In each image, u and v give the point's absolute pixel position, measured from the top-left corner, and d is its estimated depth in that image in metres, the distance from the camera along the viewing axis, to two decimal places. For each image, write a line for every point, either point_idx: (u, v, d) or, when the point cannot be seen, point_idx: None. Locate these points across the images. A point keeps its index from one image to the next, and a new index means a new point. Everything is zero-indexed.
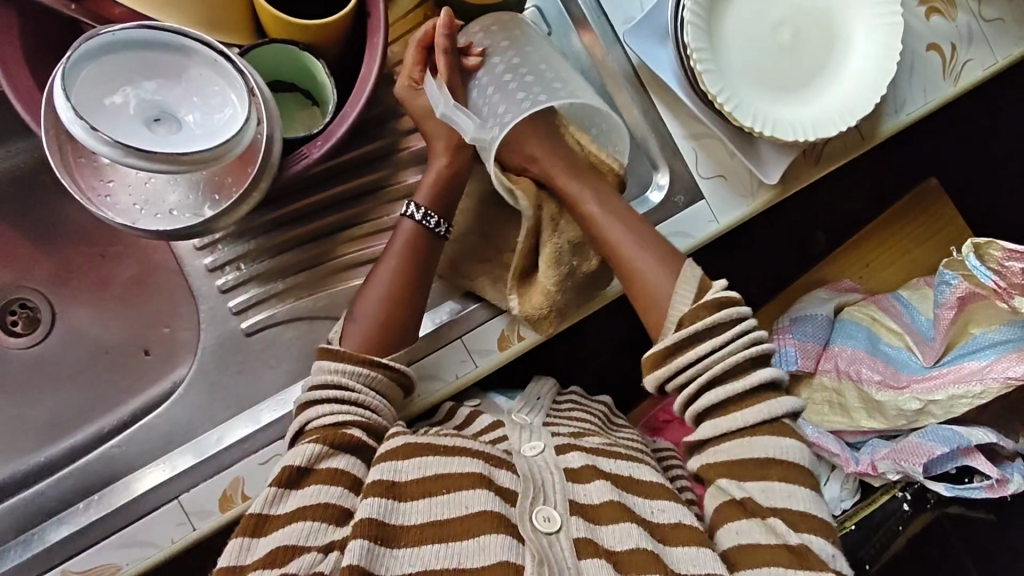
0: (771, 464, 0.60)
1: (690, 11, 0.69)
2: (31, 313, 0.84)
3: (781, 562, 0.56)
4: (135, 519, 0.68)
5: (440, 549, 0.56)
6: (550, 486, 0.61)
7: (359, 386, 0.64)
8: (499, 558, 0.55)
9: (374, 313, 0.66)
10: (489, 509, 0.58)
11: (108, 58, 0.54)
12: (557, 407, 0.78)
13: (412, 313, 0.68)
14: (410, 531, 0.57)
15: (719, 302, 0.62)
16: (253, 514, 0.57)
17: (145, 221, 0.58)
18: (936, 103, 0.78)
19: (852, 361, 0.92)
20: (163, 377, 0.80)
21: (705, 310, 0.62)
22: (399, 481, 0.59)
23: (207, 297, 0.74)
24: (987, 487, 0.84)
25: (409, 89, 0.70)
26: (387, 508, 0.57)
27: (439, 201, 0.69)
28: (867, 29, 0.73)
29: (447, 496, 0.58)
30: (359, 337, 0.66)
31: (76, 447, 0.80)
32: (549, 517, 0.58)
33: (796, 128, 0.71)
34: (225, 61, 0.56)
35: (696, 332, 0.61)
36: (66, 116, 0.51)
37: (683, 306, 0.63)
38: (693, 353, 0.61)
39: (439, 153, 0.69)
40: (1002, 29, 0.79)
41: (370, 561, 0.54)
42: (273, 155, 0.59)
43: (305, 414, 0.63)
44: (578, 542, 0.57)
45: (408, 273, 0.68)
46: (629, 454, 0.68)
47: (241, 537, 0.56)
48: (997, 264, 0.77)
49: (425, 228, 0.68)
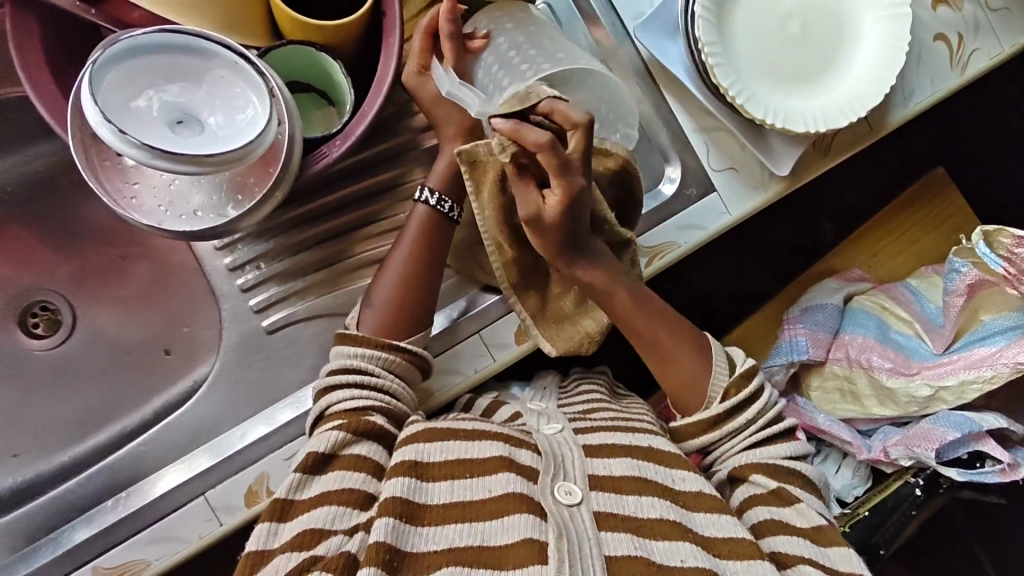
0: (795, 475, 0.67)
1: (700, 5, 0.70)
2: (52, 315, 0.85)
3: (802, 533, 0.63)
4: (162, 515, 0.69)
5: (462, 528, 0.57)
6: (569, 464, 0.62)
7: (378, 370, 0.65)
8: (523, 536, 0.56)
9: (390, 297, 0.68)
10: (512, 490, 0.59)
11: (132, 62, 0.55)
12: (564, 391, 0.81)
13: (428, 297, 0.69)
14: (434, 511, 0.58)
15: (751, 371, 0.71)
16: (279, 500, 0.59)
17: (171, 221, 0.59)
18: (944, 92, 0.79)
19: (863, 349, 0.93)
20: (184, 376, 0.82)
21: (744, 380, 0.70)
22: (423, 461, 0.60)
23: (229, 296, 0.75)
24: (999, 471, 0.85)
25: (416, 75, 0.68)
26: (412, 488, 0.58)
27: (451, 184, 0.70)
28: (875, 20, 0.73)
29: (469, 479, 0.60)
30: (376, 322, 0.67)
31: (100, 446, 0.81)
32: (570, 491, 0.60)
33: (807, 120, 0.72)
34: (246, 63, 0.57)
35: (732, 405, 0.68)
36: (94, 119, 0.52)
37: (723, 378, 0.70)
38: (735, 421, 0.68)
39: (451, 138, 0.70)
40: (1009, 17, 0.79)
41: (396, 538, 0.55)
42: (295, 155, 0.60)
43: (327, 398, 0.64)
44: (599, 513, 0.59)
45: (422, 259, 0.69)
46: (643, 427, 0.70)
47: (268, 521, 0.58)
48: (1006, 251, 0.78)
49: (439, 212, 0.69)
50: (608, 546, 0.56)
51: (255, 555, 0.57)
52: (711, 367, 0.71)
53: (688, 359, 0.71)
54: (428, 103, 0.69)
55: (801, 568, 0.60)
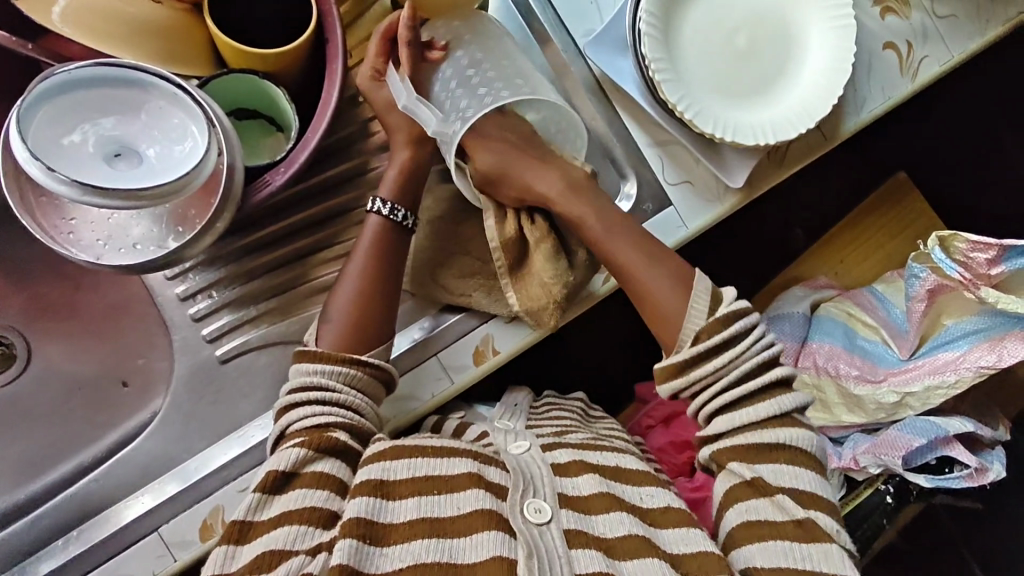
0: (782, 450, 0.62)
1: (645, 22, 0.71)
2: (6, 350, 0.84)
3: (788, 535, 0.59)
4: (114, 553, 0.67)
5: (430, 543, 0.56)
6: (539, 481, 0.62)
7: (338, 386, 0.64)
8: (492, 555, 0.56)
9: (349, 310, 0.67)
10: (482, 507, 0.58)
11: (63, 96, 0.54)
12: (534, 411, 0.80)
13: (386, 308, 0.68)
14: (399, 529, 0.57)
15: (735, 314, 0.64)
16: (237, 521, 0.58)
17: (109, 255, 0.58)
18: (894, 100, 0.79)
19: (831, 357, 0.94)
20: (141, 408, 0.80)
21: (720, 326, 0.64)
22: (389, 480, 0.59)
23: (181, 325, 0.74)
24: (966, 476, 0.85)
25: (371, 79, 0.70)
26: (376, 507, 0.57)
27: (404, 193, 0.70)
28: (822, 31, 0.74)
29: (437, 496, 0.59)
30: (337, 337, 0.66)
31: (55, 482, 0.79)
32: (540, 509, 0.59)
33: (757, 132, 0.72)
34: (184, 94, 0.56)
35: (706, 348, 0.63)
36: (23, 157, 0.51)
37: (697, 323, 0.65)
38: (705, 368, 0.63)
39: (400, 147, 0.70)
40: (956, 25, 0.80)
41: (358, 561, 0.54)
42: (236, 182, 0.59)
43: (289, 416, 0.63)
44: (568, 532, 0.58)
45: (380, 270, 0.68)
46: (616, 448, 0.70)
47: (226, 544, 0.57)
48: (962, 256, 0.78)
49: (392, 222, 0.69)
50: (580, 564, 0.56)
51: None
52: (687, 304, 0.66)
53: (670, 294, 0.67)
54: (383, 109, 0.71)
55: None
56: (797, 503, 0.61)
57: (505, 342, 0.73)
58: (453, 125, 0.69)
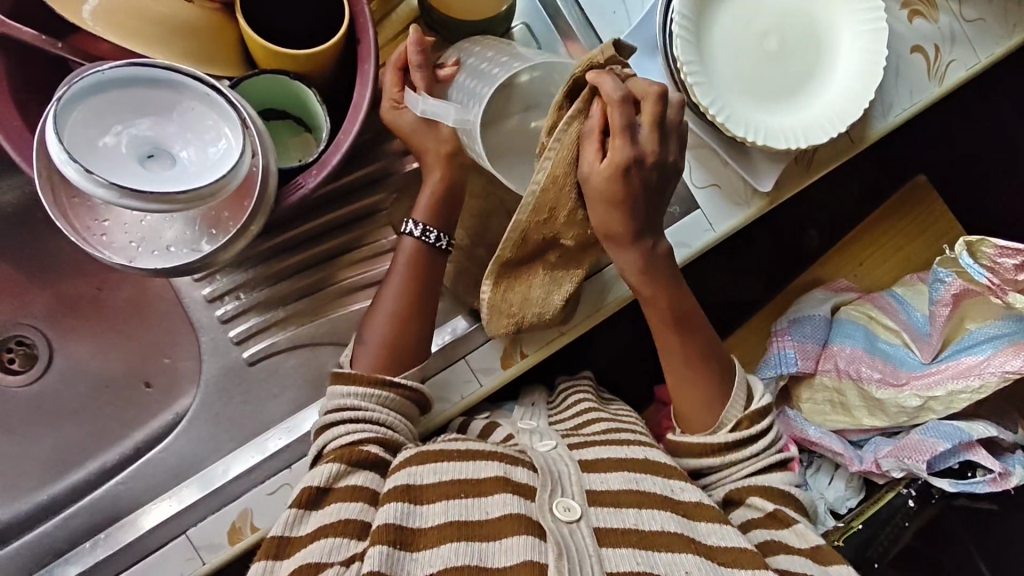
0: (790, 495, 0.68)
1: (678, 24, 0.70)
2: (28, 350, 0.83)
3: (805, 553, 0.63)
4: (143, 556, 0.67)
5: (459, 547, 0.55)
6: (566, 478, 0.61)
7: (369, 405, 0.64)
8: (523, 558, 0.54)
9: (384, 332, 0.67)
10: (511, 511, 0.58)
11: (98, 97, 0.54)
12: (553, 406, 0.80)
13: (422, 328, 0.68)
14: (428, 534, 0.57)
15: (765, 410, 0.70)
16: (275, 537, 0.57)
17: (143, 258, 0.58)
18: (922, 104, 0.79)
19: (852, 360, 0.93)
20: (166, 408, 0.80)
21: (754, 419, 0.69)
22: (417, 484, 0.59)
23: (207, 328, 0.73)
24: (990, 481, 0.85)
25: (392, 110, 0.67)
26: (406, 512, 0.57)
27: (438, 213, 0.68)
28: (853, 34, 0.73)
29: (464, 498, 0.59)
30: (371, 359, 0.66)
31: (79, 484, 0.79)
32: (569, 507, 0.58)
33: (787, 136, 0.72)
34: (217, 95, 0.56)
35: (736, 440, 0.68)
36: (59, 158, 0.51)
37: (735, 414, 0.69)
38: (742, 452, 0.68)
39: (432, 166, 0.67)
40: (984, 29, 0.79)
41: (391, 566, 0.54)
42: (271, 185, 0.59)
43: (323, 437, 0.63)
44: (599, 530, 0.58)
45: (413, 291, 0.67)
46: (638, 440, 0.69)
47: (263, 560, 0.56)
48: (989, 261, 0.78)
49: (426, 244, 0.68)
50: (610, 562, 0.56)
51: None
52: (727, 400, 0.70)
53: (713, 387, 0.70)
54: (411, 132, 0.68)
55: None
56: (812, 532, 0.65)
57: (532, 344, 0.72)
58: (472, 111, 0.62)
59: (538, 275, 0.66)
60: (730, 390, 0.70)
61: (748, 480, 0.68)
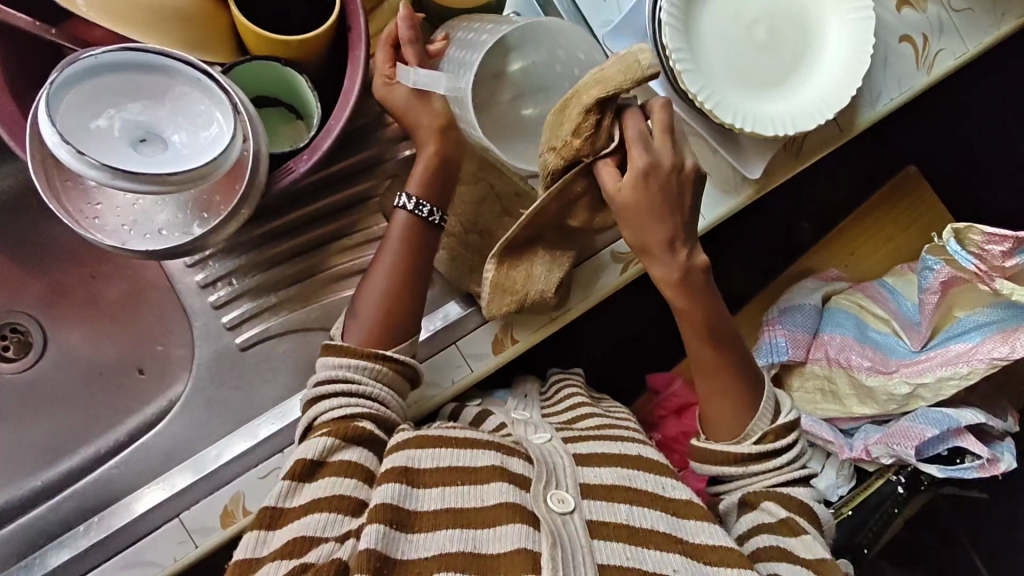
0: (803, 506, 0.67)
1: (667, 12, 0.71)
2: (22, 338, 0.84)
3: (806, 564, 0.63)
4: (136, 539, 0.68)
5: (453, 534, 0.56)
6: (562, 471, 0.62)
7: (364, 379, 0.64)
8: (516, 548, 0.55)
9: (377, 307, 0.67)
10: (506, 501, 0.58)
11: (90, 80, 0.54)
12: (545, 398, 0.81)
13: (415, 303, 0.68)
14: (425, 517, 0.57)
15: (790, 425, 0.70)
16: (269, 508, 0.58)
17: (135, 241, 0.58)
18: (910, 93, 0.79)
19: (842, 348, 0.94)
20: (160, 395, 0.81)
21: (777, 434, 0.69)
22: (415, 468, 0.60)
23: (200, 313, 0.74)
24: (978, 467, 0.85)
25: (384, 85, 0.67)
26: (402, 493, 0.58)
27: (432, 187, 0.67)
28: (841, 23, 0.74)
29: (460, 487, 0.59)
30: (364, 332, 0.66)
31: (73, 469, 0.80)
32: (563, 499, 0.59)
33: (775, 123, 0.72)
34: (208, 80, 0.56)
35: (762, 452, 0.68)
36: (52, 140, 0.51)
37: (762, 425, 0.69)
38: (763, 463, 0.68)
39: (425, 141, 0.66)
40: (972, 18, 0.80)
41: (385, 545, 0.54)
42: (262, 170, 0.59)
43: (316, 407, 0.63)
44: (591, 522, 0.58)
45: (407, 266, 0.67)
46: (630, 436, 0.70)
47: (256, 529, 0.57)
48: (977, 248, 0.79)
49: (419, 218, 0.67)
50: (602, 555, 0.56)
51: (243, 563, 0.56)
52: (754, 411, 0.70)
53: (738, 397, 0.70)
54: (400, 110, 0.66)
55: None
56: (819, 544, 0.65)
57: (523, 330, 0.73)
58: (463, 78, 0.64)
59: (538, 256, 0.67)
60: (757, 407, 0.70)
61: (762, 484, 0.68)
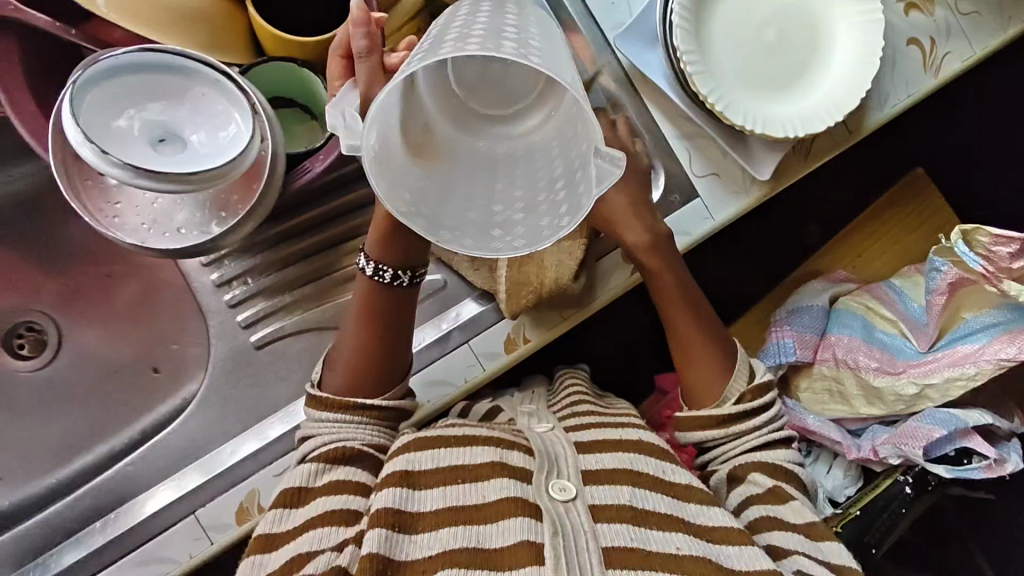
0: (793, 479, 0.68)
1: (678, 14, 0.71)
2: (37, 336, 0.84)
3: (798, 529, 0.63)
4: (153, 535, 0.68)
5: (456, 530, 0.56)
6: (562, 461, 0.63)
7: (347, 416, 0.65)
8: (520, 540, 0.55)
9: (350, 360, 0.67)
10: (506, 495, 0.58)
11: (113, 80, 0.55)
12: (552, 395, 0.81)
13: (389, 357, 0.67)
14: (427, 518, 0.58)
15: (766, 386, 0.71)
16: (261, 536, 0.58)
17: (154, 239, 0.59)
18: (918, 95, 0.80)
19: (849, 349, 0.94)
20: (174, 394, 0.81)
21: (756, 393, 0.70)
22: (414, 471, 0.60)
23: (217, 312, 0.75)
24: (985, 467, 0.85)
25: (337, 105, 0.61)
26: (403, 497, 0.58)
27: (392, 250, 0.65)
28: (851, 26, 0.75)
29: (463, 483, 0.60)
30: (340, 383, 0.67)
31: (88, 467, 0.80)
32: (564, 487, 0.60)
33: (786, 125, 0.73)
34: (227, 80, 0.57)
35: (740, 411, 0.69)
36: (75, 138, 0.52)
37: (739, 385, 0.71)
38: (746, 424, 0.69)
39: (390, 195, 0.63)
40: (979, 22, 0.81)
41: (389, 549, 0.55)
42: (280, 168, 0.59)
43: (304, 447, 0.64)
44: (594, 507, 0.59)
45: (372, 326, 0.66)
46: (633, 422, 0.72)
47: (251, 556, 0.57)
48: (984, 250, 0.79)
49: (380, 281, 0.65)
50: (606, 538, 0.56)
51: None
52: (731, 373, 0.71)
53: (716, 361, 0.72)
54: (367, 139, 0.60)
55: (796, 558, 0.60)
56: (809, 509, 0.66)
57: (534, 329, 0.75)
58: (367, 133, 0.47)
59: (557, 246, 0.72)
60: (733, 365, 0.72)
61: (750, 454, 0.69)
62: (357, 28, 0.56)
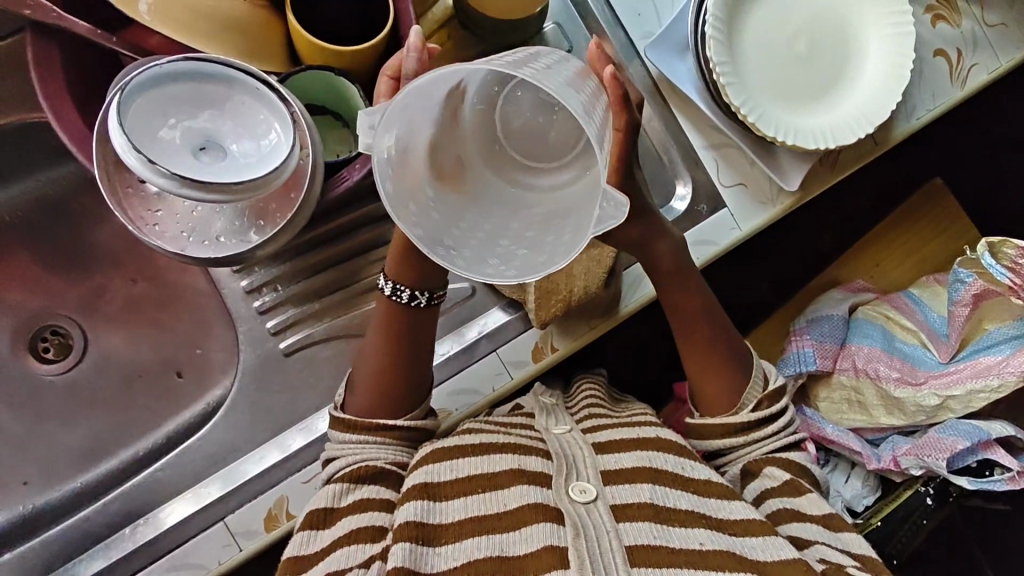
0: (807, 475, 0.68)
1: (710, 25, 0.71)
2: (62, 340, 0.84)
3: (818, 520, 0.63)
4: (182, 541, 0.68)
5: (480, 540, 0.55)
6: (580, 462, 0.63)
7: (366, 434, 0.64)
8: (544, 543, 0.53)
9: (369, 379, 0.67)
10: (529, 501, 0.57)
11: (157, 90, 0.55)
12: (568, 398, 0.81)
13: (407, 376, 0.67)
14: (449, 529, 0.57)
15: (783, 390, 0.71)
16: (290, 558, 0.57)
17: (194, 248, 0.59)
18: (945, 107, 0.80)
19: (870, 359, 0.95)
20: (199, 399, 0.81)
21: (773, 398, 0.70)
22: (434, 482, 0.60)
23: (245, 318, 0.75)
24: (1008, 479, 0.85)
25: None
26: (426, 509, 0.57)
27: (408, 268, 0.65)
28: (880, 38, 0.75)
29: (484, 492, 0.59)
30: (360, 404, 0.66)
31: (113, 472, 0.80)
32: (585, 489, 0.59)
33: (816, 136, 0.73)
34: (267, 90, 0.57)
35: (762, 416, 0.69)
36: (121, 147, 0.52)
37: (756, 392, 0.71)
38: (764, 430, 0.69)
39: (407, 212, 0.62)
40: (1005, 33, 0.81)
41: (415, 560, 0.53)
42: (318, 179, 0.60)
43: (328, 468, 0.64)
44: (616, 506, 0.58)
45: (392, 345, 0.66)
46: (649, 421, 0.71)
47: None
48: (1011, 262, 0.79)
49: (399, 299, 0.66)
50: (629, 536, 0.55)
51: None
52: (749, 379, 0.72)
53: (735, 368, 0.72)
54: None
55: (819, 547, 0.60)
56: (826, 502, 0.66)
57: (563, 338, 0.75)
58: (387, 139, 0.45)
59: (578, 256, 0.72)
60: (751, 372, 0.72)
61: (765, 452, 0.68)
62: (409, 52, 0.54)
